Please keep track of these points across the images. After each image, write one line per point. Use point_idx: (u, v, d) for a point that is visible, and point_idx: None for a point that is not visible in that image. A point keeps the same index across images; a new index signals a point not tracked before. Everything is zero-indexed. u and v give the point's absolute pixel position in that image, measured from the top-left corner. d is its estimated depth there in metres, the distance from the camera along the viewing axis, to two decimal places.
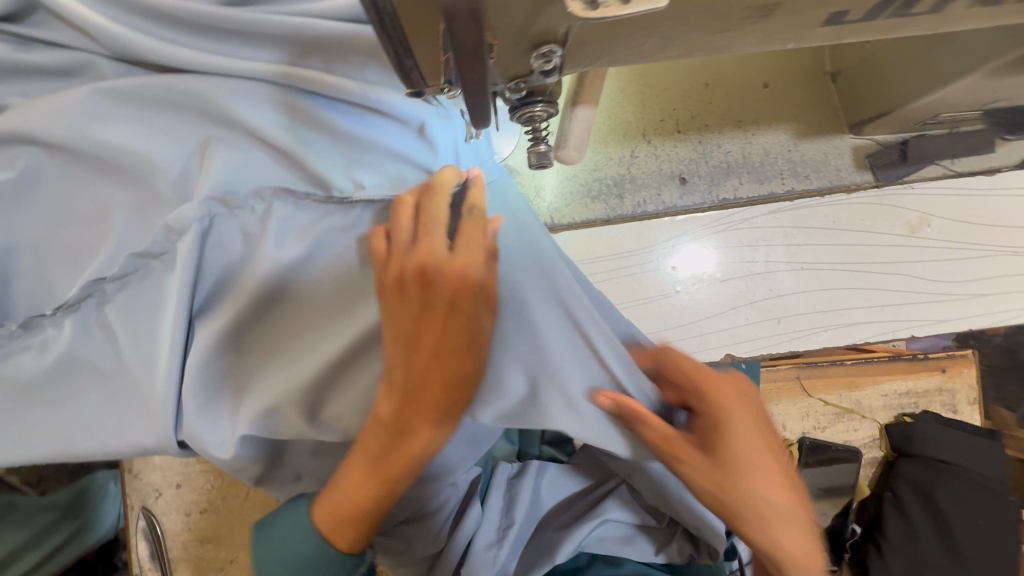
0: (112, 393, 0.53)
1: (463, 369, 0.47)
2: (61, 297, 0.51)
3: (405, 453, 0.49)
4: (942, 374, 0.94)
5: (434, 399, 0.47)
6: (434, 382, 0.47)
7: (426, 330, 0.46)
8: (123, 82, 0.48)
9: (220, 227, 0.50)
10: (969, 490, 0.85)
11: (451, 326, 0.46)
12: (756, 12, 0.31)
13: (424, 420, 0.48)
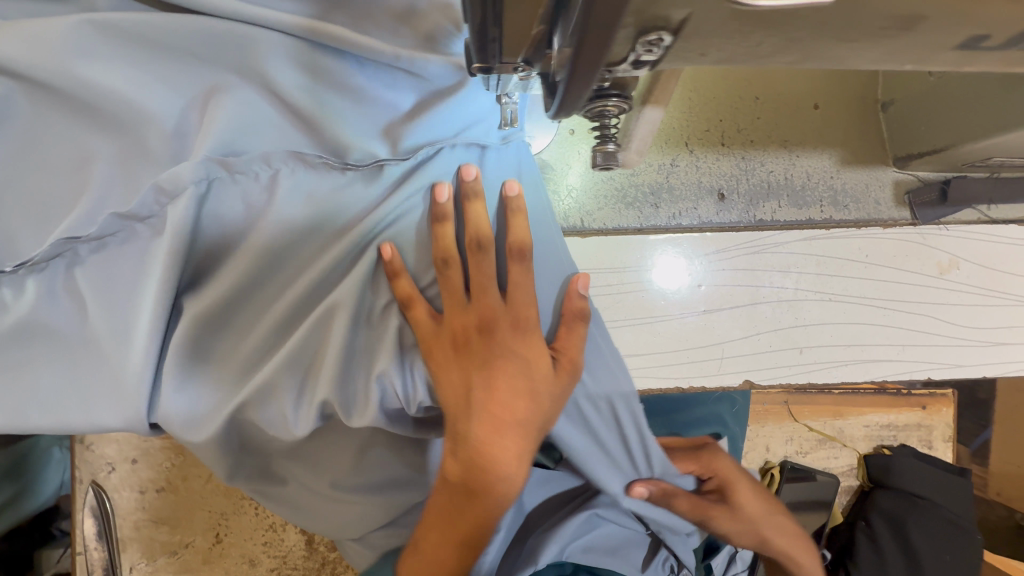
0: (76, 365, 0.47)
1: (535, 409, 0.47)
2: (24, 253, 0.44)
3: (489, 500, 0.48)
4: (922, 411, 0.96)
5: (515, 442, 0.47)
6: (496, 427, 0.47)
7: (489, 384, 0.47)
8: (117, 13, 0.41)
9: (220, 191, 0.44)
10: (940, 525, 0.88)
11: (517, 375, 0.47)
12: (901, 22, 0.22)
13: (507, 460, 0.47)
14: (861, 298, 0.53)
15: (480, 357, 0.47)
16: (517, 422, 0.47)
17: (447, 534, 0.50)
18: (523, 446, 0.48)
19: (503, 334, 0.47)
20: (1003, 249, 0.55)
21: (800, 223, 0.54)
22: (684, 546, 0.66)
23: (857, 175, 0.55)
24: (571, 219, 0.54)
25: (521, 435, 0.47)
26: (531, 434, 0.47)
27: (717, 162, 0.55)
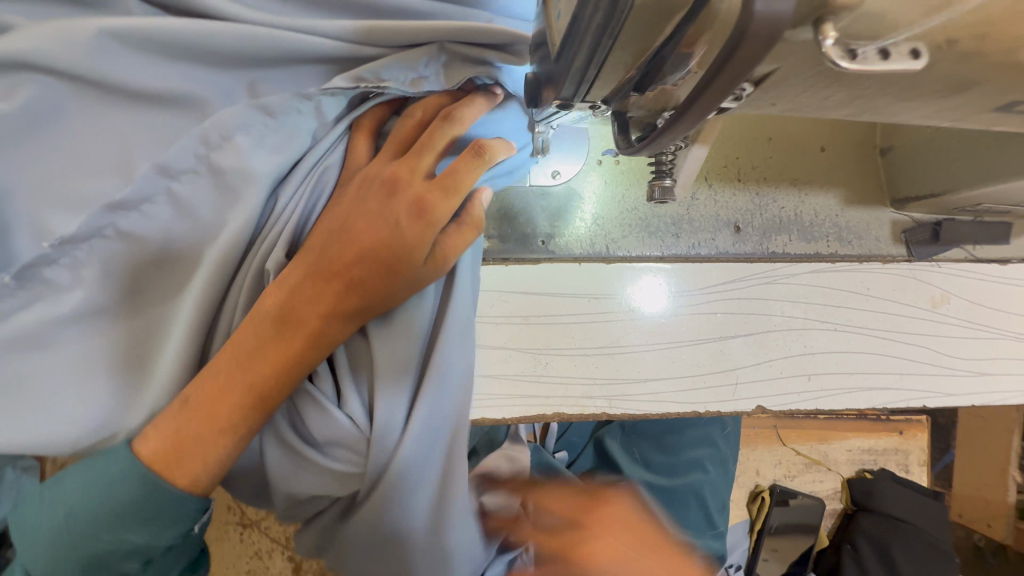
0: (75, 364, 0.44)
1: (382, 273, 0.41)
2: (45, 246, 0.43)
3: (286, 352, 0.40)
4: (900, 435, 1.01)
5: (337, 304, 0.41)
6: (337, 277, 0.41)
7: (363, 223, 0.41)
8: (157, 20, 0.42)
9: (257, 140, 0.45)
10: (921, 547, 0.90)
11: (381, 226, 0.41)
12: (946, 87, 0.25)
13: (321, 318, 0.41)
14: (861, 329, 0.55)
15: (366, 195, 0.42)
16: (354, 270, 0.41)
17: (216, 369, 0.40)
18: (343, 315, 0.41)
19: (400, 192, 0.41)
20: (989, 288, 0.56)
21: (813, 260, 0.54)
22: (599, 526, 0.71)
23: (859, 214, 0.55)
24: (594, 246, 0.52)
25: (348, 305, 0.41)
26: (350, 307, 0.41)
27: (736, 198, 0.53)
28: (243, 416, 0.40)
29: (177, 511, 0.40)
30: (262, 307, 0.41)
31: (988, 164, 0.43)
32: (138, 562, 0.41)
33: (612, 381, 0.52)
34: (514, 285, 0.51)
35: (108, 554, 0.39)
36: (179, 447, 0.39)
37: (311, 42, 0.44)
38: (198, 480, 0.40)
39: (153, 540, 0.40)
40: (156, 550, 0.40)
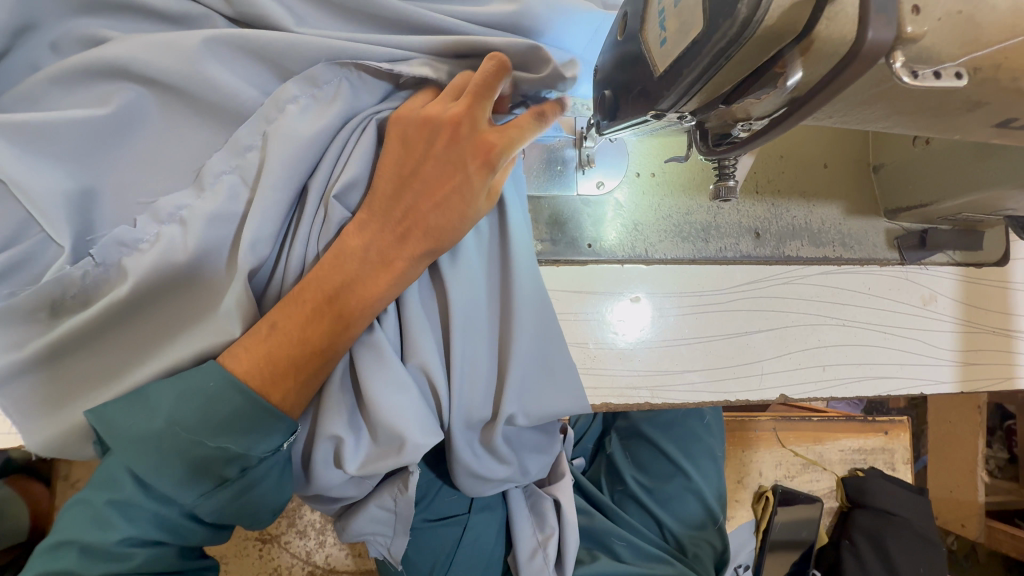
0: (132, 348, 0.45)
1: (458, 218, 0.44)
2: (112, 239, 0.44)
3: (369, 289, 0.43)
4: (886, 435, 1.09)
5: (418, 247, 0.44)
6: (418, 219, 0.44)
7: (439, 172, 0.44)
8: (239, 32, 0.45)
9: (307, 110, 0.47)
10: (911, 538, 0.96)
11: (457, 177, 0.44)
12: (964, 106, 0.31)
13: (401, 257, 0.44)
14: (867, 325, 0.61)
15: (443, 145, 0.44)
16: (435, 215, 0.44)
17: (300, 300, 0.42)
18: (416, 254, 0.44)
19: (471, 140, 0.43)
20: (970, 288, 0.65)
21: (823, 262, 0.61)
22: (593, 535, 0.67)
23: (859, 223, 0.63)
24: (634, 250, 0.57)
25: (428, 244, 0.44)
26: (428, 248, 0.44)
27: (755, 208, 0.60)
28: (331, 340, 0.43)
29: (274, 427, 0.42)
30: (347, 246, 0.43)
31: (975, 175, 0.51)
32: (236, 471, 0.41)
33: (654, 373, 0.57)
34: (564, 284, 0.56)
35: (212, 456, 0.40)
36: (270, 374, 0.41)
37: (383, 57, 0.48)
38: (285, 403, 0.42)
39: (252, 449, 0.41)
40: (256, 459, 0.41)
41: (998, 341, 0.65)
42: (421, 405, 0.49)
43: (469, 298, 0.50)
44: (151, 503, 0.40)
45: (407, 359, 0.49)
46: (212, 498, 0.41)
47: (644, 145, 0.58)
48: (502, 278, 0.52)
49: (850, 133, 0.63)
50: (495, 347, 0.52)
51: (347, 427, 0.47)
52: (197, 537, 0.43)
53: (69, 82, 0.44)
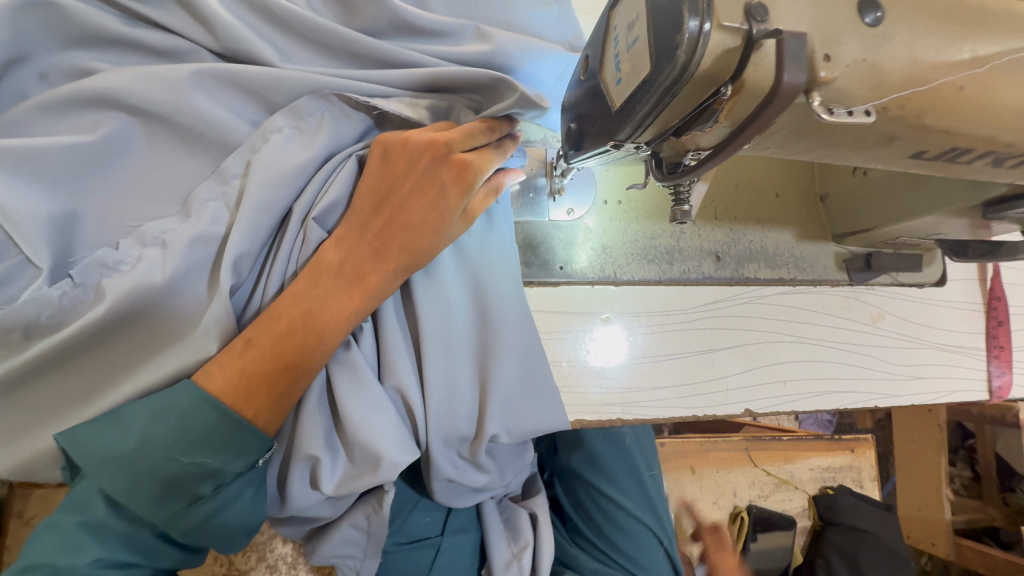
0: (103, 369, 0.45)
1: (434, 235, 0.47)
2: (91, 261, 0.45)
3: (344, 303, 0.45)
4: (852, 453, 1.12)
5: (394, 264, 0.46)
6: (393, 236, 0.46)
7: (414, 192, 0.46)
8: (227, 66, 0.48)
9: (291, 139, 0.49)
10: (884, 554, 0.98)
11: (433, 194, 0.46)
12: (880, 139, 0.35)
13: (377, 272, 0.46)
14: (821, 341, 0.65)
15: (420, 164, 0.46)
16: (410, 233, 0.46)
17: (276, 317, 0.44)
18: (392, 270, 0.46)
19: (445, 161, 0.45)
20: (914, 306, 0.70)
21: (780, 283, 0.65)
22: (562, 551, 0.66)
23: (809, 247, 0.67)
24: (603, 271, 0.60)
25: (404, 261, 0.47)
26: (404, 264, 0.47)
27: (715, 233, 0.64)
28: (307, 354, 0.44)
29: (250, 441, 0.42)
30: (323, 260, 0.46)
31: (908, 201, 0.56)
32: (211, 487, 0.42)
33: (625, 390, 0.59)
34: (539, 304, 0.58)
35: (184, 475, 0.40)
36: (244, 392, 0.42)
37: (363, 91, 0.51)
38: (257, 419, 0.43)
39: (227, 466, 0.42)
40: (229, 476, 0.42)
41: (942, 355, 0.70)
42: (399, 424, 0.50)
43: (443, 318, 0.52)
44: (123, 526, 0.41)
45: (385, 380, 0.50)
46: (182, 520, 0.42)
47: (609, 175, 0.62)
48: (477, 297, 0.54)
49: (798, 166, 0.68)
50: (474, 364, 0.53)
51: (324, 446, 0.47)
52: (170, 559, 0.44)
53: (58, 110, 0.46)
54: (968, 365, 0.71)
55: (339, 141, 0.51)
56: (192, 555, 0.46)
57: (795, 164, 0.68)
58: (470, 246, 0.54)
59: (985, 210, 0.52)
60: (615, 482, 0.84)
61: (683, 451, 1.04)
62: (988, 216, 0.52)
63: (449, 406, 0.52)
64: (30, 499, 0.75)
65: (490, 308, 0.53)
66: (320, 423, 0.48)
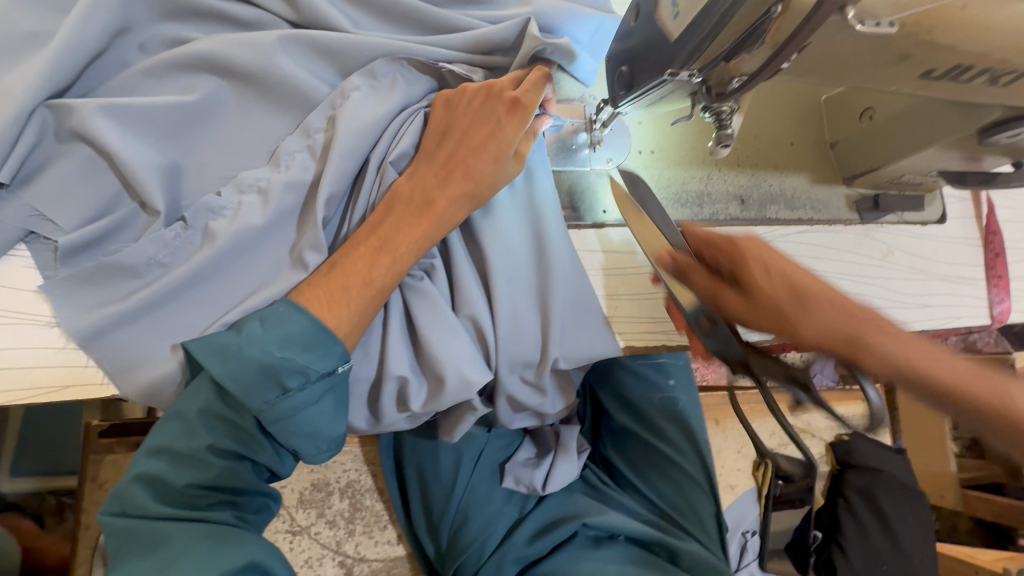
0: (205, 297, 0.50)
1: (495, 164, 0.51)
2: (197, 206, 0.50)
3: (418, 227, 0.50)
4: (863, 402, 1.20)
5: (458, 190, 0.51)
6: (457, 167, 0.51)
7: (474, 127, 0.52)
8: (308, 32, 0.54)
9: (364, 94, 0.54)
10: (897, 490, 1.06)
11: (489, 127, 0.51)
12: (897, 56, 0.42)
13: (443, 198, 0.51)
14: (837, 273, 0.72)
15: (477, 105, 0.52)
16: (473, 163, 0.51)
17: (358, 243, 0.50)
18: (457, 198, 0.51)
19: (501, 97, 0.51)
20: (919, 242, 0.76)
21: (798, 222, 0.72)
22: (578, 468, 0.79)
23: (823, 190, 0.74)
24: None
25: (467, 186, 0.51)
26: (468, 191, 0.51)
27: (739, 178, 0.70)
28: (386, 274, 0.49)
29: (332, 345, 0.47)
30: (398, 193, 0.51)
31: (911, 136, 0.63)
32: (299, 383, 0.46)
33: (662, 319, 0.66)
34: (584, 244, 0.65)
35: (279, 365, 0.45)
36: (340, 305, 0.48)
37: (428, 53, 0.57)
38: (342, 330, 0.48)
39: (314, 363, 0.46)
40: (316, 374, 0.46)
41: (946, 285, 0.76)
42: (470, 345, 0.55)
43: (504, 253, 0.57)
44: (229, 415, 0.46)
45: (457, 310, 0.56)
46: (274, 411, 0.46)
47: (641, 129, 0.68)
48: (531, 234, 0.59)
49: (809, 119, 0.75)
50: (535, 295, 0.58)
51: (408, 367, 0.53)
52: (265, 456, 0.48)
53: (161, 74, 0.51)
54: (970, 294, 0.78)
55: (410, 97, 0.56)
56: (280, 460, 0.50)
57: (806, 116, 0.75)
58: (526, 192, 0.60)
59: (980, 136, 0.58)
60: (659, 427, 0.84)
61: (707, 405, 1.10)
62: (984, 142, 0.58)
63: (513, 333, 0.57)
64: (102, 465, 0.79)
65: (542, 243, 0.58)
66: (399, 343, 0.54)
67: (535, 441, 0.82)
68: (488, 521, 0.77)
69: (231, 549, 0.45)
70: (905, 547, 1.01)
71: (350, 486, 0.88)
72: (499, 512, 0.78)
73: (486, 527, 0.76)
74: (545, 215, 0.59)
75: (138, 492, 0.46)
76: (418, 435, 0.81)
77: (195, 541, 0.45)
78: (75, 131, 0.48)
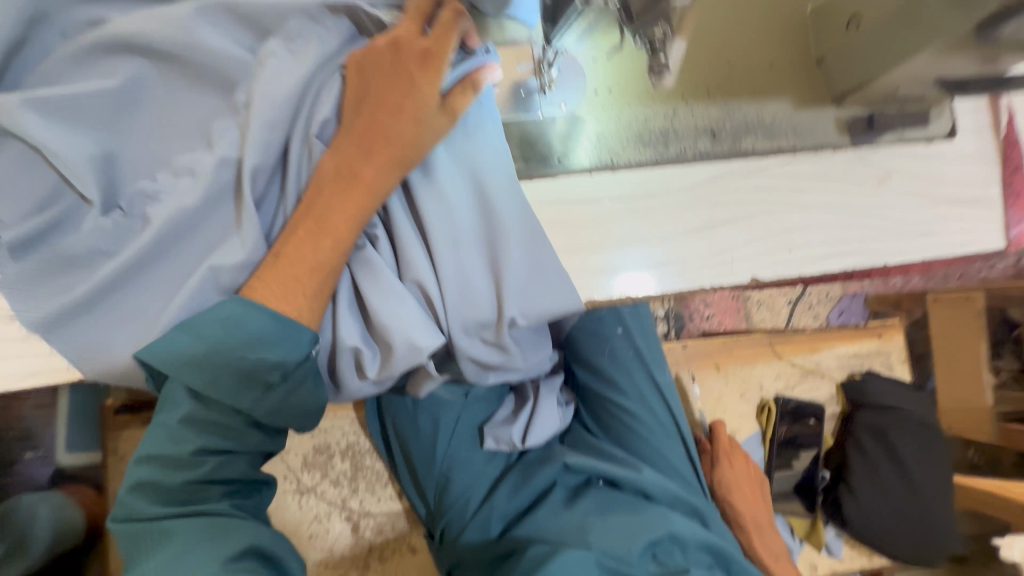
0: (153, 284, 0.51)
1: (418, 125, 0.49)
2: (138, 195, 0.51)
3: (349, 201, 0.49)
4: (880, 338, 1.14)
5: (385, 159, 0.49)
6: (380, 133, 0.49)
7: (389, 87, 0.49)
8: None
9: (280, 58, 0.52)
10: (914, 428, 1.02)
11: (405, 85, 0.49)
12: None
13: (369, 168, 0.49)
14: (826, 206, 0.66)
15: (387, 62, 0.49)
16: (397, 125, 0.49)
17: (294, 227, 0.49)
18: (385, 168, 0.49)
19: (411, 49, 0.48)
20: (922, 162, 0.69)
21: (777, 152, 0.66)
22: (547, 429, 0.82)
23: (808, 113, 0.67)
24: (601, 159, 0.62)
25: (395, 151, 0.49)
26: (395, 158, 0.49)
27: (709, 108, 0.65)
28: (324, 256, 0.49)
29: (296, 335, 0.48)
30: (324, 168, 0.49)
31: (902, 41, 0.55)
32: (274, 377, 0.49)
33: (630, 268, 0.62)
34: (541, 196, 0.61)
35: (251, 366, 0.48)
36: (284, 292, 0.48)
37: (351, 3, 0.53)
38: (291, 313, 0.48)
39: (286, 355, 0.48)
40: (290, 364, 0.49)
41: (955, 207, 0.69)
42: (420, 309, 0.54)
43: (447, 214, 0.55)
44: (212, 417, 0.50)
45: (405, 276, 0.55)
46: (263, 403, 0.49)
47: (599, 63, 0.63)
48: (473, 192, 0.56)
49: (793, 33, 0.67)
50: (486, 255, 0.56)
51: (361, 338, 0.54)
52: (255, 442, 0.52)
53: (83, 60, 0.51)
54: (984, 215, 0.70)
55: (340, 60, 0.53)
56: (271, 438, 0.55)
57: (789, 30, 0.67)
58: (470, 145, 0.56)
59: (981, 33, 0.50)
60: (616, 384, 0.90)
61: (707, 351, 1.08)
62: (986, 38, 0.50)
63: (461, 296, 0.56)
64: (122, 439, 0.86)
65: (487, 200, 0.56)
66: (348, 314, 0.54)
67: (515, 399, 0.85)
68: (472, 480, 0.83)
69: (233, 532, 0.49)
70: (918, 483, 0.98)
71: (351, 448, 0.92)
72: (480, 470, 0.84)
73: (468, 488, 0.83)
74: (489, 170, 0.56)
75: (135, 500, 0.50)
76: (397, 401, 0.85)
77: (196, 531, 0.49)
78: (5, 130, 0.48)
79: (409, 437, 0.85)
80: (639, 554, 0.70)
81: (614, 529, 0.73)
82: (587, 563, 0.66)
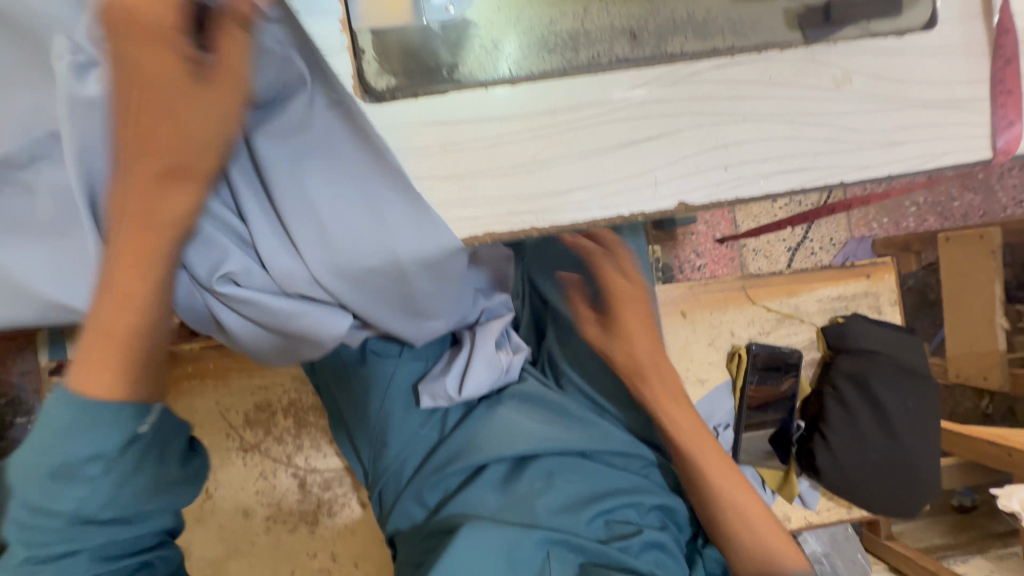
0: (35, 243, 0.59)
1: (184, 135, 0.46)
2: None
3: (139, 244, 0.49)
4: (867, 279, 1.04)
5: (164, 179, 0.47)
6: (147, 161, 0.46)
7: (134, 99, 0.45)
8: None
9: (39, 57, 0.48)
10: (897, 373, 0.94)
11: (150, 95, 0.45)
12: None
13: (156, 200, 0.48)
14: (770, 116, 0.57)
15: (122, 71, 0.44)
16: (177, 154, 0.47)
17: (108, 284, 0.50)
18: (178, 188, 0.48)
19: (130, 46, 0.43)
20: (889, 60, 0.58)
21: (710, 53, 0.56)
22: (485, 380, 0.77)
23: (749, 7, 0.59)
24: (496, 71, 0.54)
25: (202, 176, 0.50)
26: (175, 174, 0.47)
27: (629, 6, 0.58)
28: (140, 296, 0.50)
29: (113, 420, 0.53)
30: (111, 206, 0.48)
31: None
32: (97, 468, 0.54)
33: (535, 194, 0.55)
34: (428, 115, 0.53)
35: (67, 464, 0.52)
36: (107, 374, 0.52)
37: None
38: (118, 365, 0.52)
39: (101, 446, 0.53)
40: (110, 453, 0.54)
41: (928, 115, 0.59)
42: (302, 283, 0.61)
43: (296, 192, 0.56)
44: (44, 520, 0.55)
45: (270, 258, 0.60)
46: (92, 497, 0.55)
47: None
48: (319, 150, 0.55)
49: None
50: (344, 213, 0.57)
51: (258, 314, 0.65)
52: (97, 537, 0.58)
53: None
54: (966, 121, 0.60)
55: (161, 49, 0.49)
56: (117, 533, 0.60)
57: None
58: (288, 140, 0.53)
59: None
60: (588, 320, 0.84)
61: (673, 297, 1.01)
62: None
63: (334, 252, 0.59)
64: None
65: (334, 143, 0.55)
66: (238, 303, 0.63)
67: (452, 353, 0.82)
68: (407, 443, 0.81)
69: None
70: (900, 434, 0.90)
71: (292, 405, 0.92)
72: (416, 432, 0.81)
73: (403, 450, 0.81)
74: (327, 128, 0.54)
75: None
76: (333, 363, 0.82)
77: None
78: None
79: (350, 397, 0.83)
80: (586, 525, 0.73)
81: (562, 500, 0.74)
82: (541, 539, 0.68)
